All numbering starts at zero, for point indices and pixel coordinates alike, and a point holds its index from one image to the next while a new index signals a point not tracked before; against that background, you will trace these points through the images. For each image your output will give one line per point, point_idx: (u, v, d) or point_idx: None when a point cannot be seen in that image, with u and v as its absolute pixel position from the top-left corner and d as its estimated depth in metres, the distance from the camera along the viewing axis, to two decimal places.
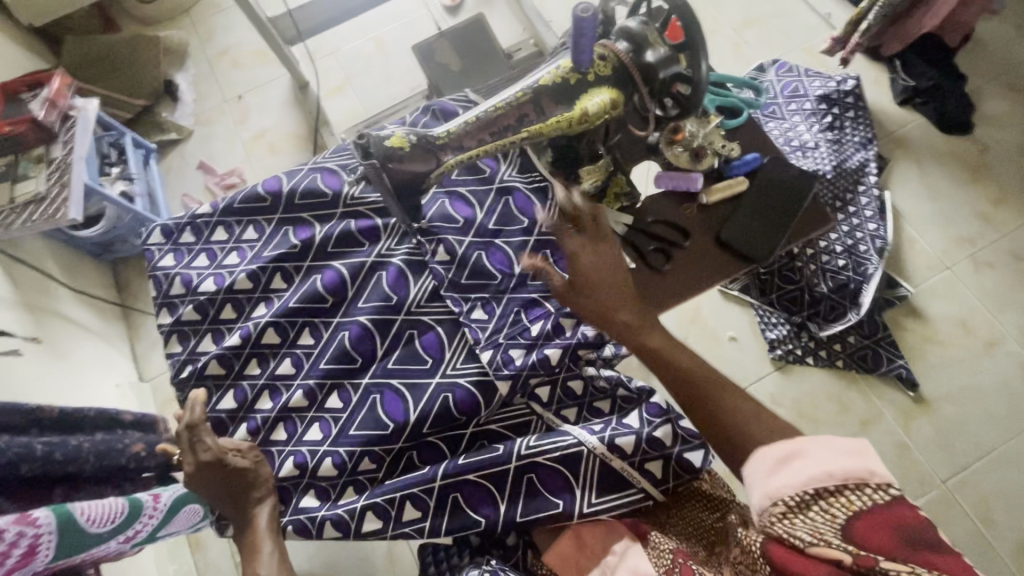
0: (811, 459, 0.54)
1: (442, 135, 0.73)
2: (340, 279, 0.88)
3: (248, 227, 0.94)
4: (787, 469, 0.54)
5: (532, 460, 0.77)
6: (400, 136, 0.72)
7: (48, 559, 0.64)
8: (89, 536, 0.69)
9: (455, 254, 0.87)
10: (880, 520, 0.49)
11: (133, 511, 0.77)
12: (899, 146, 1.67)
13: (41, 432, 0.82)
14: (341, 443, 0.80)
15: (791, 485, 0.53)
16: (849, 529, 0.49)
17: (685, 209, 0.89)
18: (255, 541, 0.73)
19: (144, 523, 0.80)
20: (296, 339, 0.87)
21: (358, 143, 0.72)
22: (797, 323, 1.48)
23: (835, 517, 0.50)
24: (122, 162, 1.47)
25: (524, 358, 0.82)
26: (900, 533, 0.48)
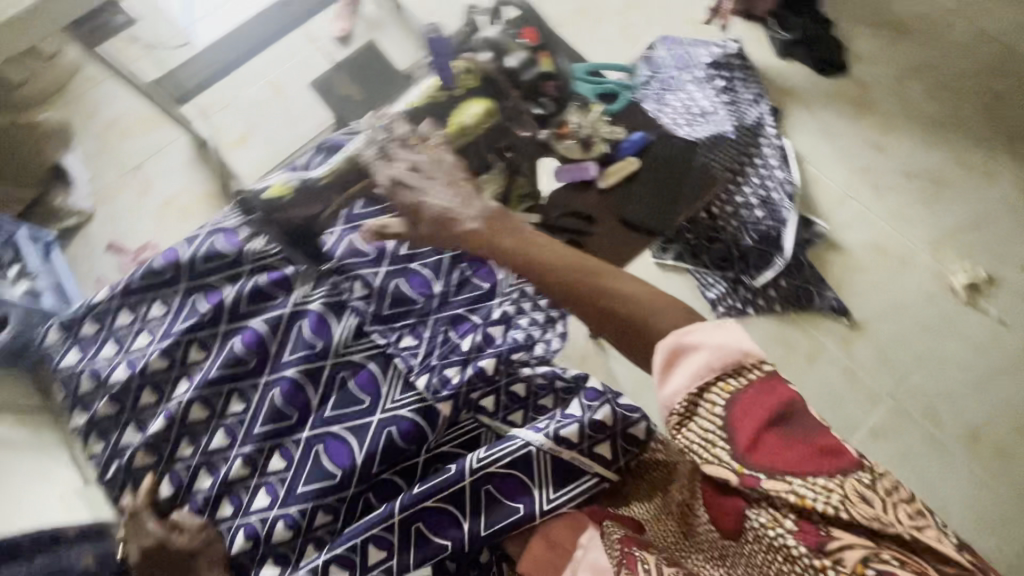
0: (693, 352, 0.57)
1: (322, 178, 0.93)
2: (259, 338, 0.85)
3: (154, 303, 0.90)
4: (676, 373, 0.58)
5: (485, 472, 0.77)
6: (277, 187, 0.93)
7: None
8: None
9: (372, 287, 0.87)
10: (758, 415, 0.53)
11: None
12: (789, 95, 1.77)
13: None
14: (291, 503, 0.78)
15: (679, 393, 0.57)
16: (733, 434, 0.54)
17: (588, 197, 0.92)
18: None
19: None
20: (225, 409, 0.83)
21: (240, 202, 0.93)
22: (732, 279, 1.54)
23: (718, 416, 0.55)
24: (19, 260, 1.37)
25: (461, 375, 0.83)
26: (777, 424, 0.53)
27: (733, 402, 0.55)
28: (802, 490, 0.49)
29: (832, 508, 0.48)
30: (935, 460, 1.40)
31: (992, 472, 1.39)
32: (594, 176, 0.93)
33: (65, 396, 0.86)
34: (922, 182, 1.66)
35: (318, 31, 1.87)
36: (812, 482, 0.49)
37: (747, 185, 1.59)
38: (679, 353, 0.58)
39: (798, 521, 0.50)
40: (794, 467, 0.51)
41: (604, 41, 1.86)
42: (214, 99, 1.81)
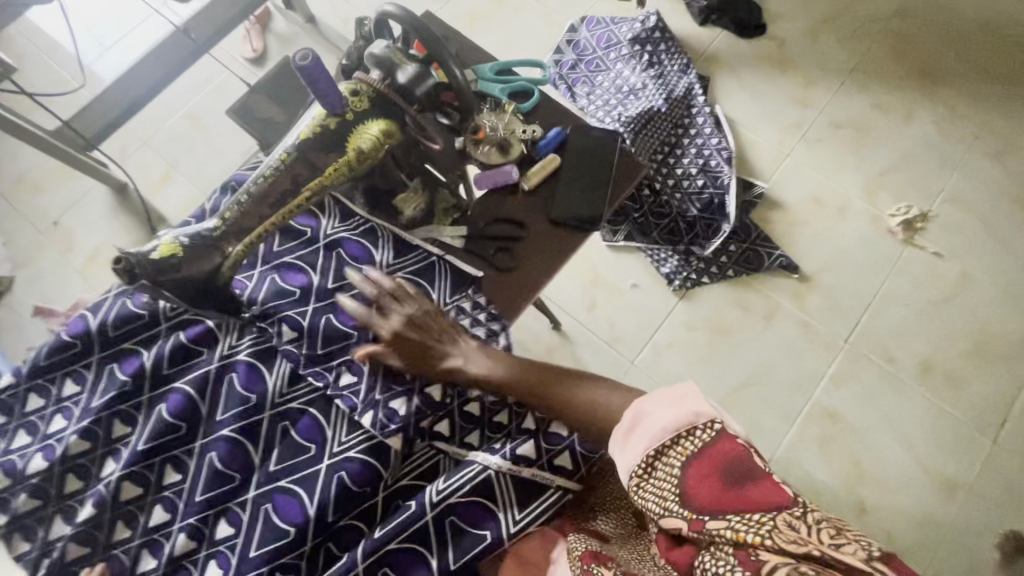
0: (647, 423, 0.60)
1: (215, 228, 0.75)
2: (187, 400, 0.79)
3: (66, 380, 0.83)
4: (635, 437, 0.60)
5: (446, 502, 0.75)
6: (167, 244, 0.72)
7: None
8: None
9: (301, 327, 0.82)
10: (708, 467, 0.55)
11: None
12: (713, 62, 1.78)
13: None
14: (246, 570, 0.73)
15: (637, 455, 0.59)
16: (684, 488, 0.55)
17: (515, 200, 0.90)
18: None
19: None
20: (161, 482, 0.78)
21: (118, 268, 0.70)
22: (683, 251, 1.54)
23: (673, 474, 0.56)
24: None
25: (407, 406, 0.80)
26: (723, 474, 0.54)
27: (688, 461, 0.56)
28: (738, 524, 0.51)
29: (762, 536, 0.49)
30: (896, 396, 1.44)
31: (947, 401, 1.43)
32: (516, 178, 0.90)
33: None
34: (848, 131, 1.70)
35: (227, 55, 1.78)
36: (749, 518, 0.51)
37: (684, 155, 1.60)
38: (634, 425, 0.61)
39: (739, 554, 0.49)
40: (735, 508, 0.52)
41: (526, 30, 1.82)
42: (128, 141, 1.73)
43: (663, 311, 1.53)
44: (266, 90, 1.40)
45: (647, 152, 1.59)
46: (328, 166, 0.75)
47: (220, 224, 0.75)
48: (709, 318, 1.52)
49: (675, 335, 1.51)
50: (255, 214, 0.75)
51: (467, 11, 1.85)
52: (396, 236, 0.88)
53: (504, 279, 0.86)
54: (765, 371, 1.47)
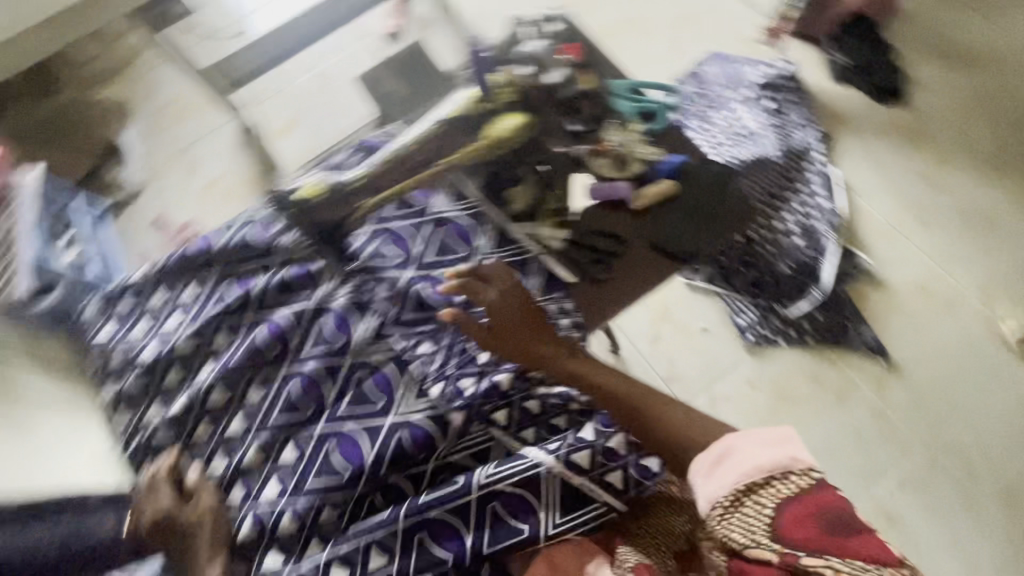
0: (738, 456, 0.61)
1: (355, 180, 0.85)
2: (283, 329, 0.86)
3: (187, 285, 0.93)
4: (721, 470, 0.61)
5: (494, 489, 0.77)
6: (312, 184, 0.89)
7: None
8: None
9: (396, 289, 0.89)
10: (808, 512, 0.57)
11: None
12: (840, 121, 1.70)
13: None
14: (299, 496, 0.78)
15: (725, 487, 0.60)
16: (778, 525, 0.57)
17: (621, 216, 0.90)
18: None
19: None
20: (245, 396, 0.85)
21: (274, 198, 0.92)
22: (764, 307, 1.48)
23: (765, 513, 0.58)
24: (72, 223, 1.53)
25: (475, 386, 0.84)
26: (821, 519, 0.56)
27: (782, 502, 0.58)
28: (839, 566, 0.53)
29: None
30: (967, 516, 1.32)
31: None
32: (626, 195, 0.90)
33: (97, 369, 0.90)
34: (976, 221, 1.57)
35: (367, 27, 1.91)
36: (850, 563, 0.53)
37: (788, 210, 1.54)
38: (722, 456, 0.62)
39: None
40: (834, 553, 0.54)
41: (652, 54, 1.82)
42: (264, 89, 1.88)
43: (730, 363, 1.47)
44: (394, 68, 1.69)
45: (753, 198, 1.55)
46: (463, 149, 0.84)
47: (357, 178, 0.85)
48: (775, 382, 1.46)
49: (736, 390, 1.45)
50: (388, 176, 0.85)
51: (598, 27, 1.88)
52: (500, 227, 0.91)
53: (594, 291, 0.88)
54: (825, 451, 1.39)
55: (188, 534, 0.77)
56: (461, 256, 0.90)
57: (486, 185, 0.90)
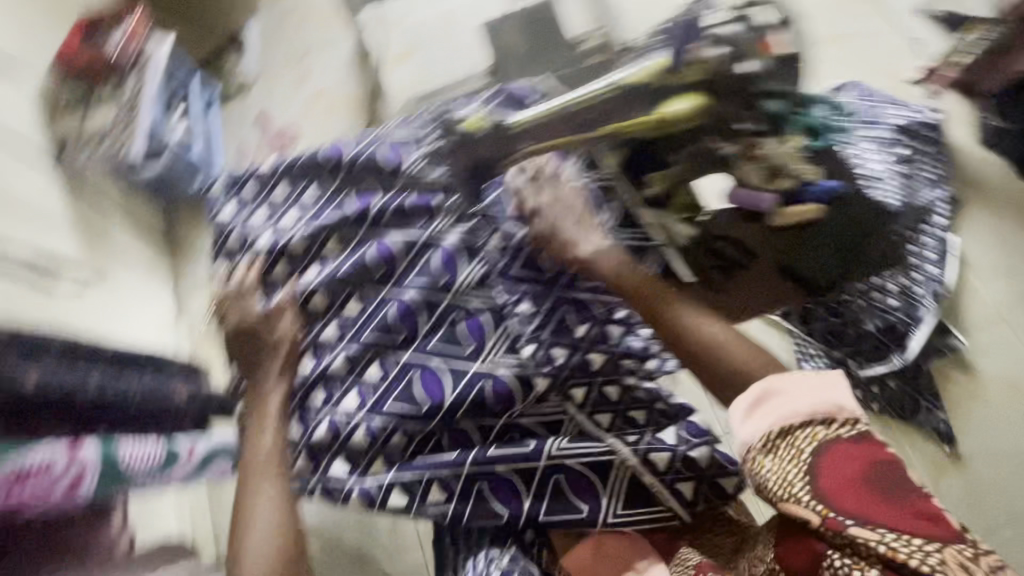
0: (779, 396, 0.61)
1: (515, 124, 0.82)
2: (392, 252, 0.87)
3: (310, 187, 0.96)
4: (762, 410, 0.61)
5: (562, 462, 0.78)
6: (477, 117, 0.86)
7: (93, 490, 0.83)
8: (128, 475, 0.88)
9: (510, 242, 0.86)
10: (848, 467, 0.56)
11: (170, 457, 0.98)
12: (972, 187, 1.49)
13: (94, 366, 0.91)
14: (376, 415, 0.81)
15: (764, 426, 0.60)
16: (817, 480, 0.56)
17: (756, 229, 0.85)
18: (263, 413, 0.79)
19: (180, 468, 1.01)
20: (342, 306, 0.87)
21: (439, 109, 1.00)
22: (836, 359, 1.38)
23: (803, 461, 0.58)
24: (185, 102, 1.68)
25: (566, 358, 0.82)
26: (868, 479, 0.55)
27: (821, 449, 0.58)
28: (892, 542, 0.51)
29: (918, 558, 0.50)
30: None
31: None
32: (768, 209, 0.83)
33: (216, 245, 1.00)
34: None
35: None
36: (902, 535, 0.51)
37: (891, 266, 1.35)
38: (761, 397, 0.62)
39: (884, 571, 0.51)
40: (882, 516, 0.53)
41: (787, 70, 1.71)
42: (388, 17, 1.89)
43: None
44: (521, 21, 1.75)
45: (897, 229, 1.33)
46: (628, 119, 0.75)
47: (518, 124, 0.82)
48: None
49: None
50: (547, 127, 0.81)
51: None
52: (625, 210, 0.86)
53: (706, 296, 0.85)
54: None
55: (264, 349, 0.84)
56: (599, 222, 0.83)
57: (626, 162, 0.85)
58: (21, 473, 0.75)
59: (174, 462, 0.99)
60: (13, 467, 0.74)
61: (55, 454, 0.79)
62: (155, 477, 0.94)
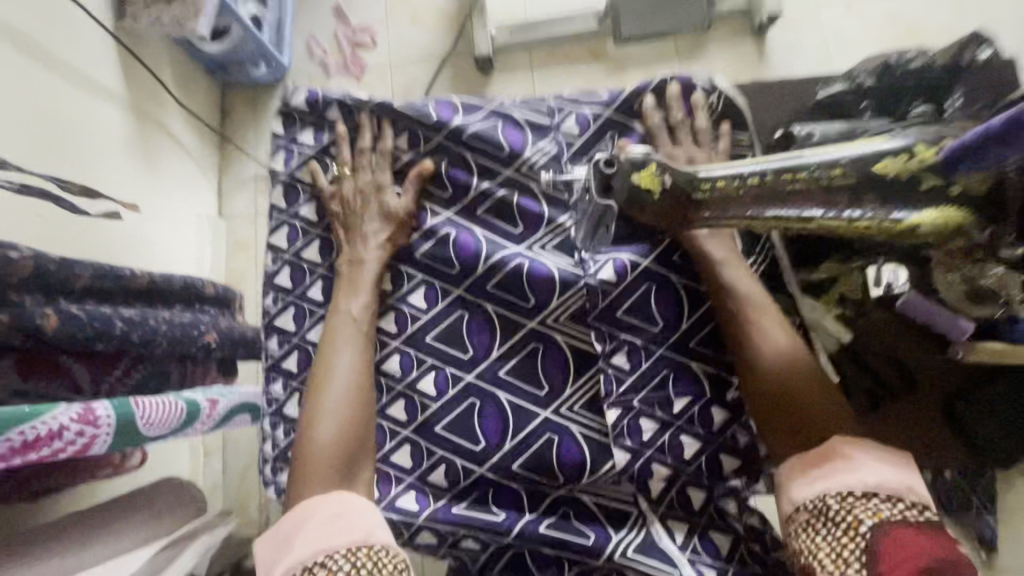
0: (849, 464, 0.56)
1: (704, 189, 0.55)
2: (476, 251, 0.82)
3: (402, 132, 0.88)
4: (825, 473, 0.56)
5: (620, 567, 0.71)
6: (651, 176, 0.55)
7: (106, 449, 0.69)
8: (144, 436, 0.72)
9: (621, 279, 0.79)
10: (910, 551, 0.49)
11: (189, 415, 0.79)
12: None
13: (125, 300, 0.81)
14: (424, 436, 0.79)
15: (822, 490, 0.55)
16: (871, 556, 0.50)
17: (926, 350, 0.68)
18: (357, 282, 0.80)
19: (198, 426, 0.82)
20: (408, 295, 0.84)
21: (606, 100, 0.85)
22: None
23: (861, 536, 0.51)
24: None
25: (654, 435, 0.75)
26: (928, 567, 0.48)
27: (880, 526, 0.51)
28: None
29: None
30: None
31: None
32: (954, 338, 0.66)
33: (280, 172, 0.96)
34: None
35: None
36: None
37: None
38: (827, 460, 0.57)
39: None
40: None
41: None
42: None
43: None
44: None
45: None
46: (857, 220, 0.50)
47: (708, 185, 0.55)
48: None
49: None
50: (737, 205, 0.54)
51: (905, 21, 1.42)
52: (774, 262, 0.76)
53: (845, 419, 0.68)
54: None
55: (357, 214, 0.84)
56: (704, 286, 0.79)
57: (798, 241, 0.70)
58: (26, 445, 0.59)
59: (195, 420, 0.80)
60: (16, 439, 0.58)
61: (61, 419, 0.62)
62: (174, 436, 0.78)
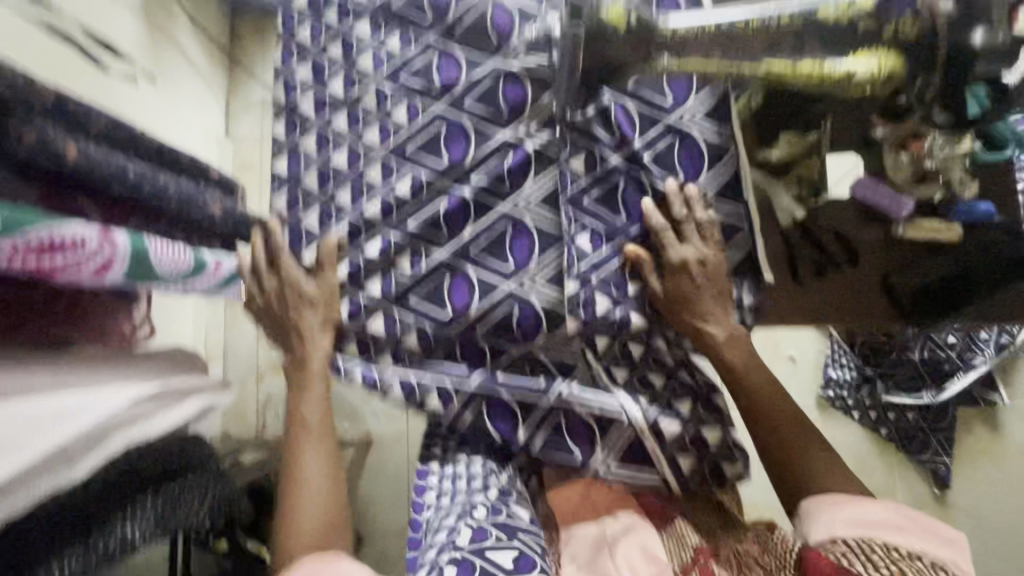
0: (874, 513, 0.64)
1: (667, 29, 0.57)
2: (465, 148, 0.83)
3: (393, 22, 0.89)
4: (865, 516, 0.64)
5: (570, 405, 0.82)
6: (618, 10, 0.57)
7: (121, 278, 0.72)
8: (156, 274, 0.76)
9: (595, 171, 0.80)
10: None
11: (199, 266, 0.83)
12: None
13: (136, 156, 0.87)
14: (398, 307, 0.83)
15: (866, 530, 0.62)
16: None
17: (868, 226, 0.75)
18: (307, 378, 0.80)
19: (205, 280, 0.87)
20: (393, 182, 0.84)
21: None
22: (865, 375, 1.51)
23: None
24: None
25: (607, 312, 0.78)
26: None
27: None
28: None
29: None
30: None
31: None
32: (900, 217, 0.73)
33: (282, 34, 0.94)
34: None
35: None
36: None
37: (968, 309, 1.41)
38: (878, 524, 0.63)
39: None
40: None
41: None
42: None
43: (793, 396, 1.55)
44: None
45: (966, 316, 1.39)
46: (799, 63, 0.58)
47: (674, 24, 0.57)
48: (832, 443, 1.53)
49: None
50: (698, 46, 0.58)
51: None
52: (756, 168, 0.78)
53: (787, 288, 0.78)
54: None
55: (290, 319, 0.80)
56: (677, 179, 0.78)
57: (770, 112, 0.74)
58: (51, 245, 0.63)
59: (200, 273, 0.85)
60: (43, 237, 0.63)
61: (80, 230, 0.66)
62: (179, 285, 0.83)
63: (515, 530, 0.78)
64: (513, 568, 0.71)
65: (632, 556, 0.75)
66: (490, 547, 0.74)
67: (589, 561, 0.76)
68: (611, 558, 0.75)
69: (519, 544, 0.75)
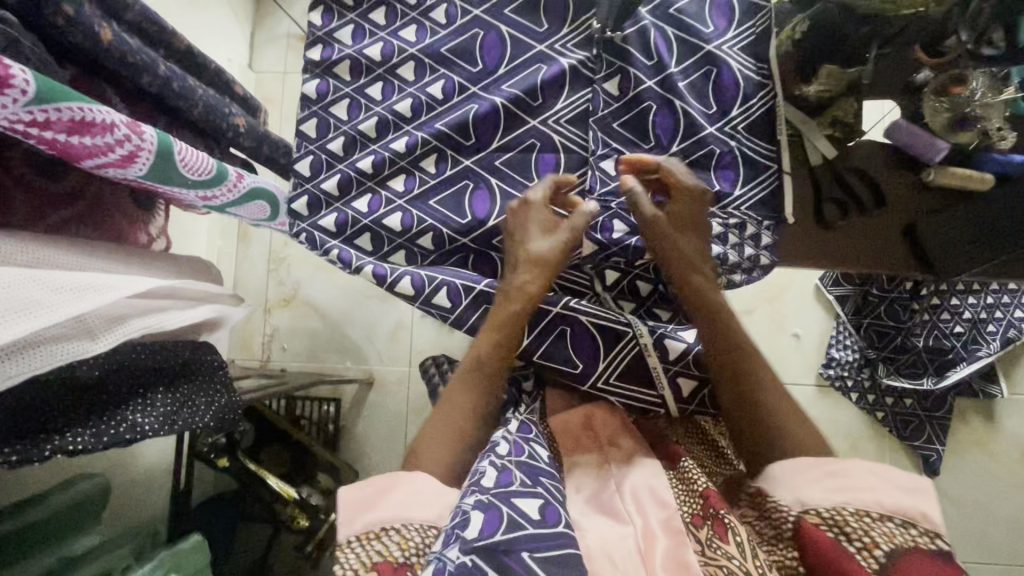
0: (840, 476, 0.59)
1: None
2: (499, 48, 0.84)
3: None
4: (830, 483, 0.59)
5: (574, 315, 0.81)
6: None
7: (141, 172, 0.66)
8: (179, 176, 0.70)
9: (627, 92, 0.81)
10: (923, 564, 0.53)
11: (218, 177, 0.75)
12: None
13: (166, 56, 0.79)
14: (416, 206, 0.84)
15: (829, 500, 0.58)
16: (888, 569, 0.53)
17: (895, 171, 0.77)
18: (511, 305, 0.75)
19: (223, 193, 0.79)
20: (426, 84, 0.85)
21: None
22: (867, 357, 1.45)
23: (875, 557, 0.54)
24: None
25: (622, 237, 0.80)
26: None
27: (897, 551, 0.54)
28: None
29: None
30: None
31: None
32: (934, 163, 0.74)
33: None
34: None
35: None
36: None
37: (973, 295, 1.38)
38: (839, 482, 0.59)
39: None
40: None
41: None
42: None
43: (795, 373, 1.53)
44: None
45: (968, 311, 1.38)
46: None
47: None
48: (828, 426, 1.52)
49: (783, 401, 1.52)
50: None
51: None
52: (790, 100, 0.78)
53: (813, 230, 0.78)
54: None
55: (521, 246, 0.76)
56: (707, 111, 0.78)
57: (816, 35, 0.73)
58: (82, 124, 0.57)
59: (219, 184, 0.77)
60: (76, 114, 0.56)
61: (113, 116, 0.59)
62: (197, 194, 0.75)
63: (538, 473, 0.66)
64: (540, 520, 0.58)
65: (641, 494, 0.69)
66: (517, 492, 0.60)
67: (596, 494, 0.71)
68: (618, 493, 0.70)
69: (544, 491, 0.63)
